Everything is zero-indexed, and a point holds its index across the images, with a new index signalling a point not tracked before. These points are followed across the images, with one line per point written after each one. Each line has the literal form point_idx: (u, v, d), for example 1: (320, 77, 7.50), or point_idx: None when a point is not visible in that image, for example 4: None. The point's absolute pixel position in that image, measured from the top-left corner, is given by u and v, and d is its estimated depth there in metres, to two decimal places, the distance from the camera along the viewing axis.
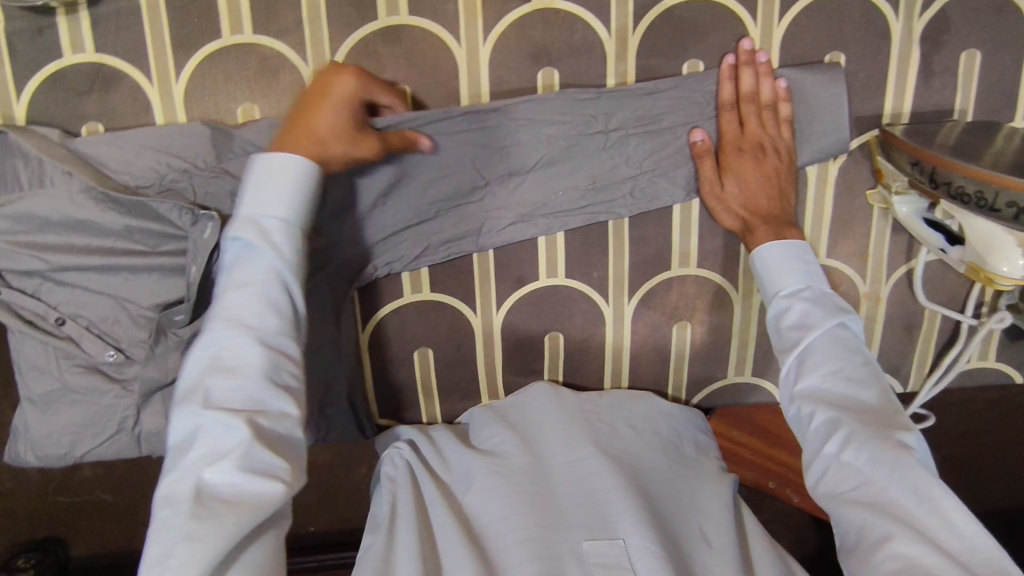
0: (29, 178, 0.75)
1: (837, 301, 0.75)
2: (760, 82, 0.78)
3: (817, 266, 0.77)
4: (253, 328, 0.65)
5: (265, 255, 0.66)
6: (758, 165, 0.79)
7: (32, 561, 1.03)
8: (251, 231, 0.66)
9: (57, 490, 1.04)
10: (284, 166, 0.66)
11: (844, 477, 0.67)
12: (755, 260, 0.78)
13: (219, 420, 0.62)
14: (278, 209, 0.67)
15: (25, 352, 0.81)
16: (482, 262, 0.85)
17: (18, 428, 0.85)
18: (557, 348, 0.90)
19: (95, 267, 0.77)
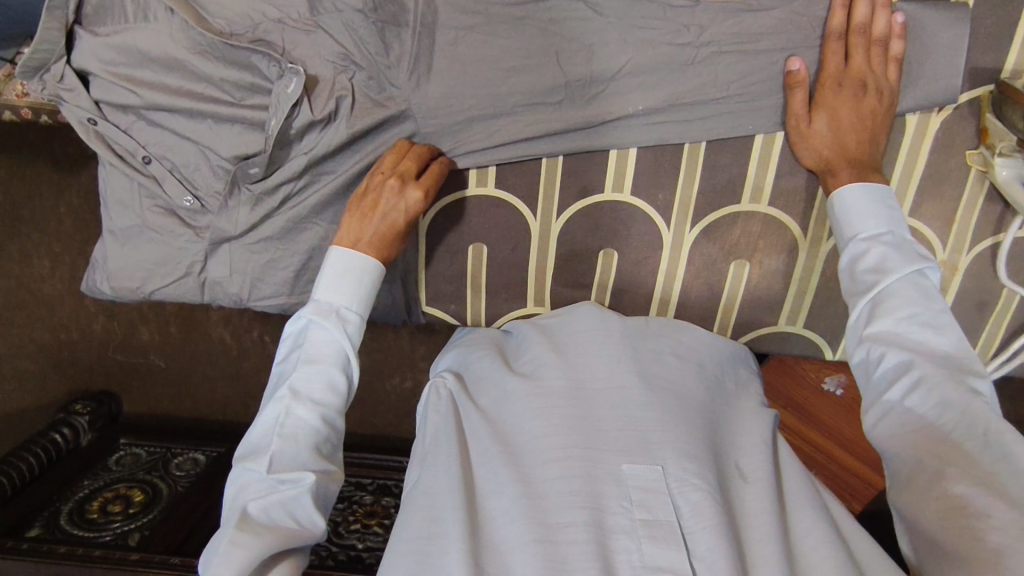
0: (135, 11, 0.78)
1: (918, 249, 0.71)
2: (876, 15, 0.73)
3: (900, 213, 0.74)
4: (315, 398, 0.72)
5: (332, 339, 0.75)
6: (856, 103, 0.74)
7: (88, 408, 1.13)
8: (326, 317, 0.75)
9: (116, 349, 1.17)
10: (358, 265, 0.77)
11: (907, 424, 0.64)
12: (834, 201, 0.76)
13: (293, 443, 0.69)
14: (349, 302, 0.76)
15: (112, 185, 0.86)
16: (551, 165, 0.84)
17: (97, 258, 0.91)
18: (610, 267, 0.89)
19: (185, 112, 0.81)
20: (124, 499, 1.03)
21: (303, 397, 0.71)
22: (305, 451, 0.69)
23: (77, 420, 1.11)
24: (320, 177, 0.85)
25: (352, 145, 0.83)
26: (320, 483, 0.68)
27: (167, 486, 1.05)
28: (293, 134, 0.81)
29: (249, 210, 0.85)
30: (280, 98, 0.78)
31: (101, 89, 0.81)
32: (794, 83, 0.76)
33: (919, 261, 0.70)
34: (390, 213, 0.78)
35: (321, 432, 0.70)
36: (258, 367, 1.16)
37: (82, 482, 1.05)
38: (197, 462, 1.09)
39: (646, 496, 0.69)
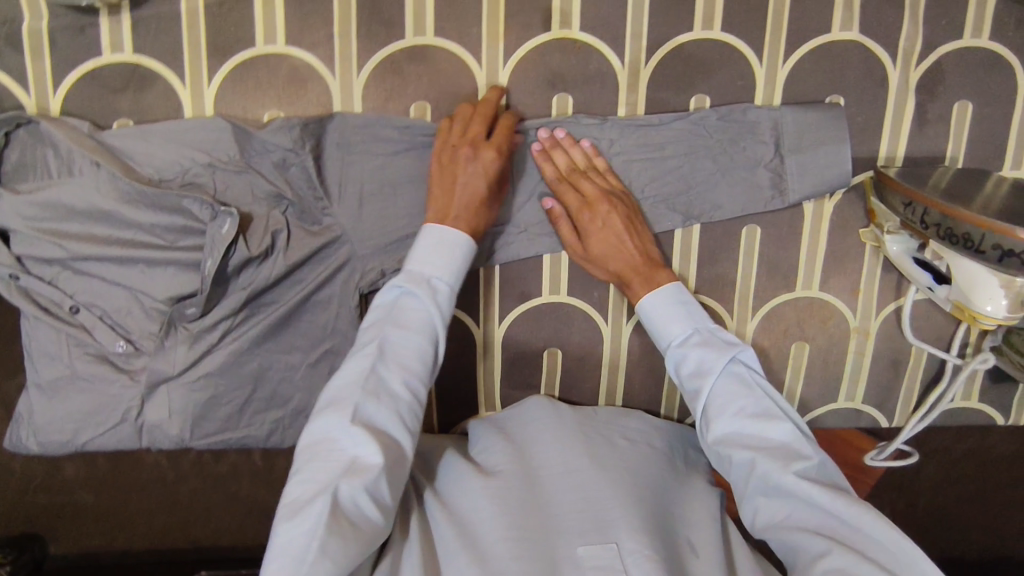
0: (59, 167, 0.77)
1: (723, 335, 0.77)
2: (574, 154, 0.82)
3: (697, 305, 0.79)
4: (405, 371, 0.73)
5: (426, 309, 0.75)
6: (615, 222, 0.80)
7: (9, 557, 0.97)
8: (420, 287, 0.74)
9: (38, 488, 0.99)
10: (452, 238, 0.76)
11: (773, 507, 0.72)
12: (641, 312, 0.80)
13: (381, 405, 0.70)
14: (446, 273, 0.76)
15: (38, 338, 0.83)
16: (489, 275, 0.87)
17: (20, 413, 0.87)
18: (556, 363, 0.92)
19: (114, 258, 0.80)
20: None
21: (398, 367, 0.72)
22: (393, 421, 0.70)
23: None
24: (259, 309, 0.84)
25: (291, 274, 0.83)
26: (394, 459, 0.68)
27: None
28: (230, 271, 0.80)
29: (186, 348, 0.83)
30: (214, 240, 0.77)
31: (24, 243, 0.79)
32: (553, 215, 0.82)
33: (729, 351, 0.75)
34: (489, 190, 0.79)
35: (405, 401, 0.72)
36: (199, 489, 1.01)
37: None
38: None
39: None
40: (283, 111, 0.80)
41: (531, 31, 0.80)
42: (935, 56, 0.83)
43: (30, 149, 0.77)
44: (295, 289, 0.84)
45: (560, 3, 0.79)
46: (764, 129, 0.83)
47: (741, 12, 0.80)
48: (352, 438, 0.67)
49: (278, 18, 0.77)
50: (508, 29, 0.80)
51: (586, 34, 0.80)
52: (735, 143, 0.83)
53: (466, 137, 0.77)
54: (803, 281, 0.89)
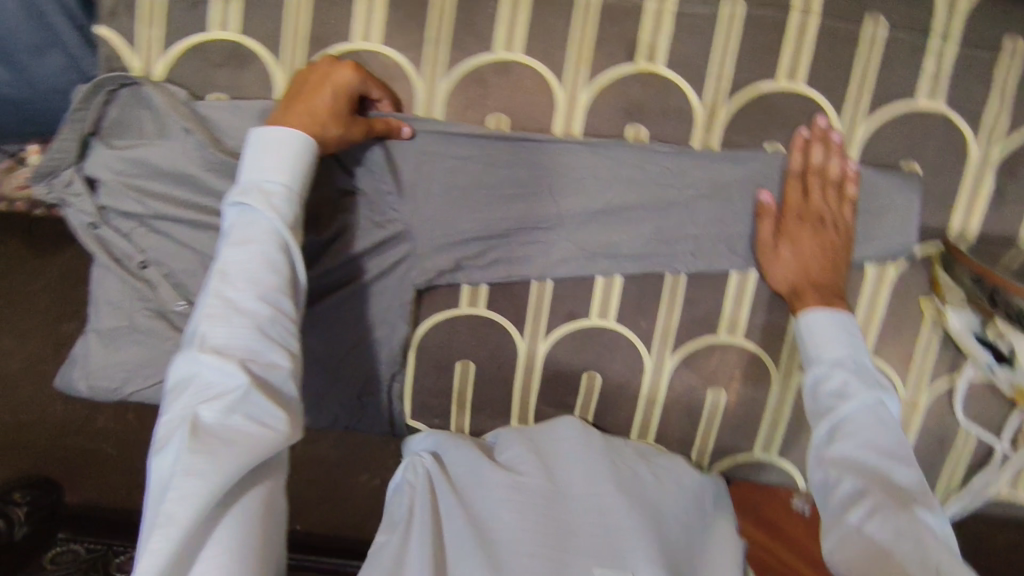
0: (154, 130, 0.82)
1: (880, 378, 0.76)
2: (830, 160, 0.82)
3: (863, 342, 0.78)
4: (252, 282, 0.66)
5: (263, 214, 0.68)
6: (819, 241, 0.81)
7: (30, 498, 1.01)
8: (253, 194, 0.68)
9: (72, 433, 1.14)
10: (281, 137, 0.70)
11: (861, 549, 0.66)
12: (800, 324, 0.79)
13: (230, 325, 0.63)
14: (279, 176, 0.70)
15: (105, 287, 0.87)
16: (541, 290, 0.88)
17: (76, 355, 0.91)
18: (593, 387, 0.92)
19: (188, 221, 0.84)
20: None
21: (238, 281, 0.65)
22: (247, 335, 0.64)
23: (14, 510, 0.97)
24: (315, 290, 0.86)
25: (351, 262, 0.86)
26: (251, 371, 0.62)
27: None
28: None
29: None
30: None
31: (108, 196, 0.83)
32: (762, 211, 0.82)
33: (880, 390, 0.74)
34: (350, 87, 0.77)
35: (263, 315, 0.65)
36: None
37: None
38: None
39: None
40: None
41: (616, 60, 0.82)
42: (1020, 137, 0.82)
43: (130, 108, 0.82)
44: (353, 275, 0.86)
45: (648, 37, 0.81)
46: None
47: (827, 67, 0.81)
48: (207, 366, 0.62)
49: (378, 18, 0.81)
50: (595, 55, 0.82)
51: (670, 70, 0.82)
52: None
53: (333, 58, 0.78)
54: None
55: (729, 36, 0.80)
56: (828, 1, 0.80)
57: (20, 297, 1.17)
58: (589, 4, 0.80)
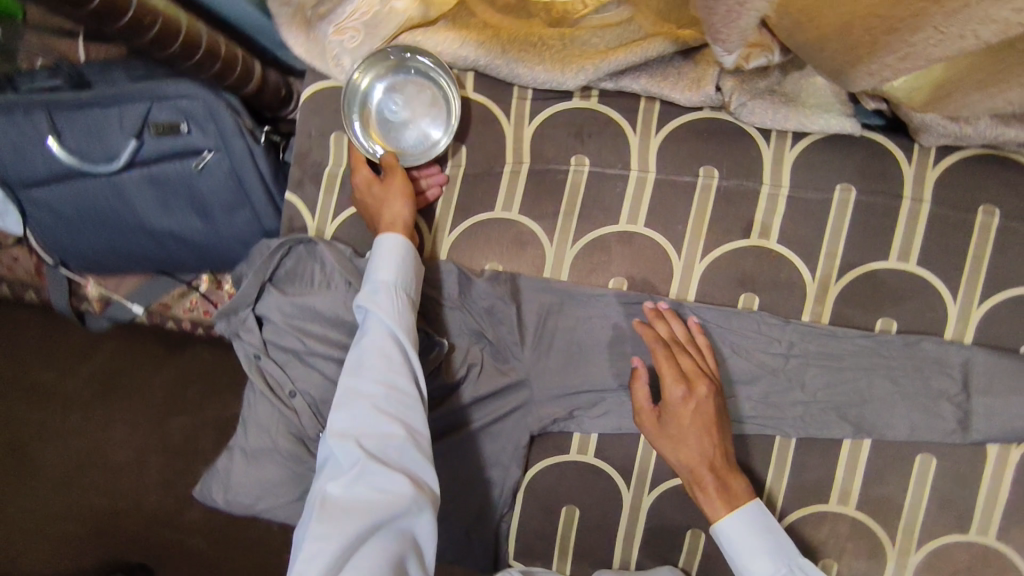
0: (321, 280, 0.95)
1: (815, 574, 0.75)
2: (675, 326, 0.85)
3: (782, 536, 0.77)
4: (365, 366, 0.73)
5: (374, 311, 0.77)
6: (700, 435, 0.78)
7: None
8: (364, 294, 0.78)
9: (165, 524, 1.28)
10: (389, 243, 0.82)
11: None
12: (717, 537, 0.78)
13: (350, 408, 0.71)
14: (384, 276, 0.80)
15: (257, 410, 0.97)
16: (650, 444, 0.92)
17: (218, 469, 0.99)
18: (697, 545, 0.92)
19: (335, 359, 0.94)
20: None
21: (355, 368, 0.73)
22: (363, 413, 0.70)
23: None
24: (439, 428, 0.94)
25: (471, 405, 0.92)
26: (370, 444, 0.68)
27: None
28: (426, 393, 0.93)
29: None
30: None
31: (273, 333, 0.96)
32: (636, 373, 0.83)
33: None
34: (392, 202, 0.86)
35: (377, 394, 0.71)
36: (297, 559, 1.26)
37: None
38: None
39: None
40: (502, 265, 0.93)
41: (731, 235, 0.89)
42: None
43: (304, 261, 0.96)
44: (474, 418, 0.93)
45: (762, 217, 0.88)
46: (951, 360, 0.84)
47: (939, 252, 0.85)
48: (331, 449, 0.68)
49: (518, 193, 0.93)
50: (711, 230, 0.89)
51: (782, 246, 0.88)
52: (918, 371, 0.85)
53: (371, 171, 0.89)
54: (977, 525, 0.85)
55: (840, 220, 0.87)
56: (939, 192, 0.86)
57: (144, 389, 1.33)
58: (708, 188, 0.89)
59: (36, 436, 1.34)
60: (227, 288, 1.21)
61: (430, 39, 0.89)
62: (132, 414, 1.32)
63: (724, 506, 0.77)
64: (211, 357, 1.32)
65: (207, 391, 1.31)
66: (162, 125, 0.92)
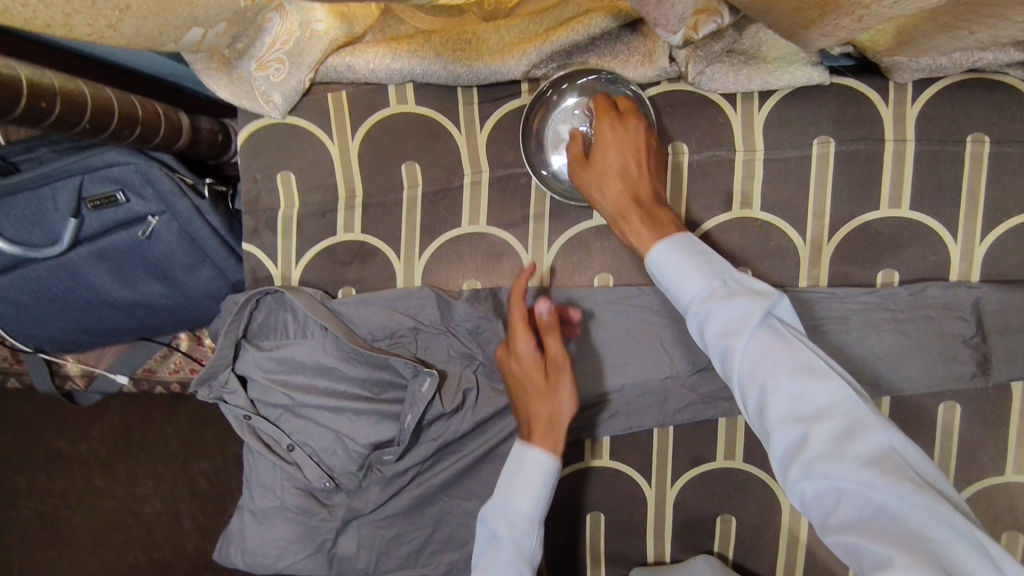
0: (296, 329, 0.90)
1: (751, 288, 0.64)
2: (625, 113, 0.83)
3: (714, 254, 0.68)
4: None
5: (506, 546, 0.75)
6: (624, 157, 0.76)
7: None
8: (501, 524, 0.75)
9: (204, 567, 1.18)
10: (533, 469, 0.76)
11: (881, 542, 0.51)
12: (648, 263, 0.71)
13: None
14: (523, 505, 0.76)
15: (259, 469, 0.94)
16: (663, 437, 0.89)
17: (232, 532, 0.96)
18: (729, 532, 0.89)
19: (327, 407, 0.90)
20: None
21: None
22: None
23: None
24: (446, 455, 0.92)
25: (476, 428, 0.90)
26: None
27: None
28: (425, 423, 0.88)
29: (378, 489, 0.92)
30: (415, 397, 0.86)
31: (259, 390, 0.92)
32: (574, 134, 0.80)
33: (770, 300, 0.62)
34: (558, 402, 0.78)
35: None
36: None
37: None
38: None
39: None
40: (480, 282, 0.90)
41: (713, 210, 0.84)
42: None
43: (274, 312, 0.91)
44: (479, 440, 0.91)
45: (741, 187, 0.83)
46: (960, 303, 0.80)
47: (931, 191, 0.81)
48: None
49: (483, 204, 0.90)
50: (691, 209, 0.84)
51: (766, 213, 0.83)
52: (929, 319, 0.80)
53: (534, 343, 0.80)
54: (1013, 466, 0.82)
55: (823, 176, 0.82)
56: (922, 128, 0.81)
57: (155, 441, 1.25)
58: (680, 165, 0.84)
59: (59, 501, 1.23)
60: (208, 344, 1.21)
61: (358, 59, 0.84)
62: (147, 469, 1.23)
63: (648, 231, 0.72)
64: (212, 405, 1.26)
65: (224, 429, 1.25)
66: (99, 198, 0.87)
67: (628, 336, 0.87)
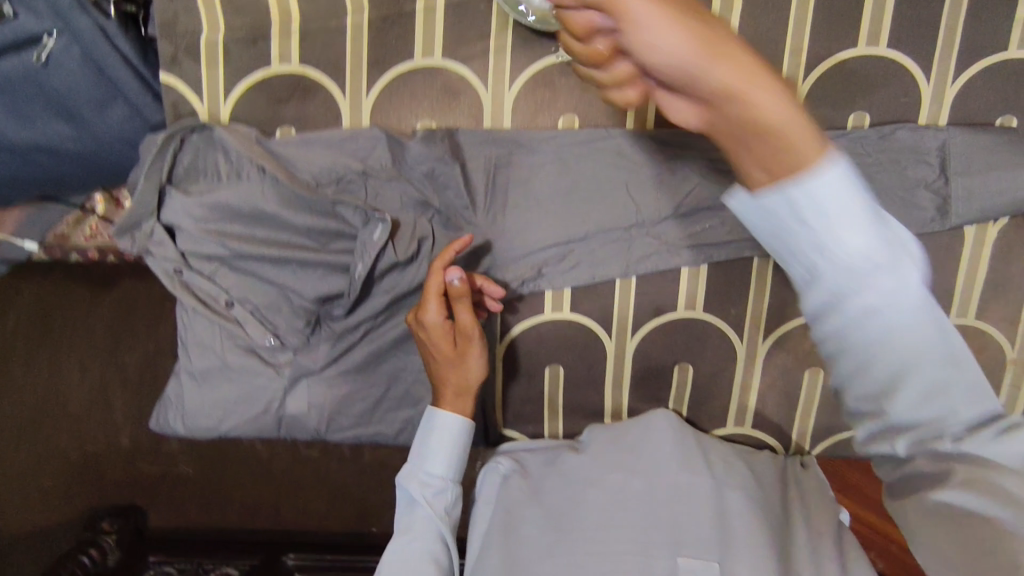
0: (227, 172, 0.82)
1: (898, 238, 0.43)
2: None
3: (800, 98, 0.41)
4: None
5: (423, 509, 0.82)
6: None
7: (116, 526, 1.07)
8: (415, 485, 0.82)
9: (143, 457, 1.13)
10: (445, 425, 0.82)
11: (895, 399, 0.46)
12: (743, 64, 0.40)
13: None
14: (439, 469, 0.83)
15: (195, 329, 0.87)
16: (625, 288, 0.87)
17: (169, 396, 0.90)
18: (686, 380, 0.90)
19: (270, 258, 0.83)
20: None
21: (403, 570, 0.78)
22: None
23: (104, 539, 1.03)
24: (399, 311, 0.88)
25: None
26: None
27: None
28: (377, 274, 0.83)
29: (328, 345, 0.88)
30: (366, 244, 0.80)
31: (190, 241, 0.84)
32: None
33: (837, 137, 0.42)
34: (466, 368, 0.81)
35: None
36: (284, 463, 1.12)
37: None
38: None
39: None
40: (435, 120, 0.83)
41: None
42: None
43: (202, 153, 0.82)
44: None
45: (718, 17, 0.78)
46: (924, 146, 0.79)
47: (910, 26, 0.77)
48: None
49: (437, 33, 0.80)
50: None
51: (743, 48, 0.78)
52: (894, 162, 0.80)
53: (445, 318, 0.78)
54: (958, 308, 0.85)
55: (804, 7, 0.77)
56: None
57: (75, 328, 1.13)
58: None
59: None
60: (126, 206, 1.04)
61: None
62: (67, 360, 1.13)
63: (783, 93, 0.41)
64: (141, 290, 1.12)
65: (152, 316, 1.12)
66: None
67: (591, 180, 0.82)
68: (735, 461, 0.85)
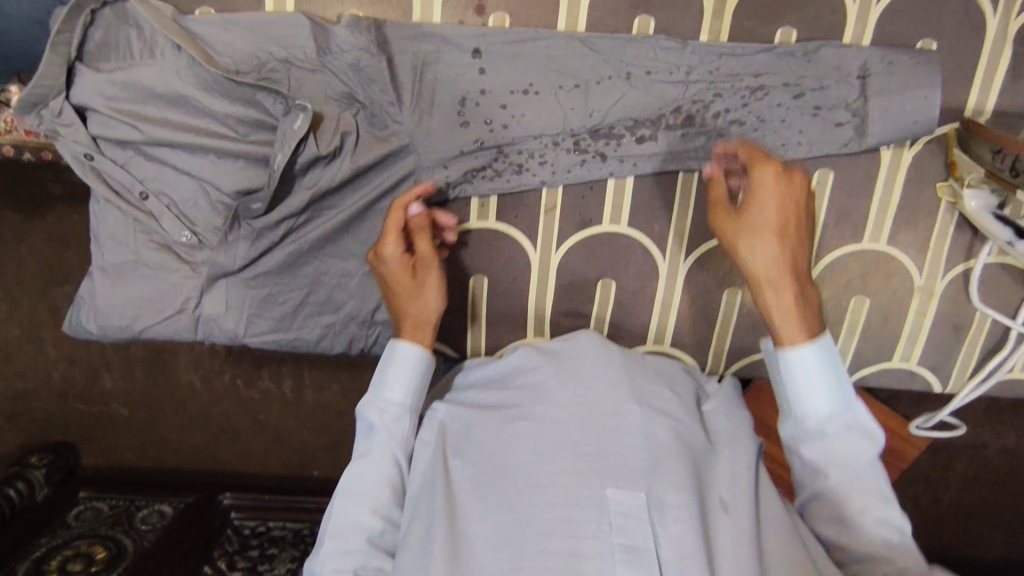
0: (142, 49, 0.79)
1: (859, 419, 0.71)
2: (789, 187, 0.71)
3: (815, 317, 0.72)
4: (372, 504, 0.76)
5: (379, 432, 0.79)
6: (786, 209, 0.71)
7: (44, 461, 1.04)
8: (374, 413, 0.79)
9: (76, 397, 1.07)
10: (405, 355, 0.80)
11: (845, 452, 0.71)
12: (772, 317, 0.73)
13: (344, 544, 0.74)
14: (397, 394, 0.80)
15: (106, 222, 0.83)
16: (551, 198, 0.86)
17: (82, 296, 0.87)
18: (608, 296, 0.92)
19: (188, 146, 0.80)
20: (86, 557, 0.99)
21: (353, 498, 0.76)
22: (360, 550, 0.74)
23: (33, 474, 1.02)
24: (322, 212, 0.86)
25: (358, 177, 0.84)
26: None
27: (133, 542, 1.02)
28: (298, 168, 0.81)
29: (247, 244, 0.84)
30: (286, 134, 0.78)
31: (100, 124, 0.80)
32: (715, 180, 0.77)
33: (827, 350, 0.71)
34: (425, 299, 0.82)
35: (376, 528, 0.75)
36: (229, 411, 1.08)
37: (38, 540, 1.00)
38: (163, 515, 1.05)
39: (626, 520, 0.68)
40: (362, 12, 0.81)
41: None
42: None
43: (114, 29, 0.78)
44: (357, 194, 0.85)
45: None
46: (847, 66, 0.80)
47: None
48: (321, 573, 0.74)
49: None
50: None
51: None
52: (817, 81, 0.80)
53: (400, 246, 0.80)
54: (870, 234, 0.87)
55: None
56: None
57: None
58: None
59: None
60: None
61: None
62: None
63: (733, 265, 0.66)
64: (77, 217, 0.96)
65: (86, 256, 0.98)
66: None
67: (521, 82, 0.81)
68: (660, 380, 0.81)
